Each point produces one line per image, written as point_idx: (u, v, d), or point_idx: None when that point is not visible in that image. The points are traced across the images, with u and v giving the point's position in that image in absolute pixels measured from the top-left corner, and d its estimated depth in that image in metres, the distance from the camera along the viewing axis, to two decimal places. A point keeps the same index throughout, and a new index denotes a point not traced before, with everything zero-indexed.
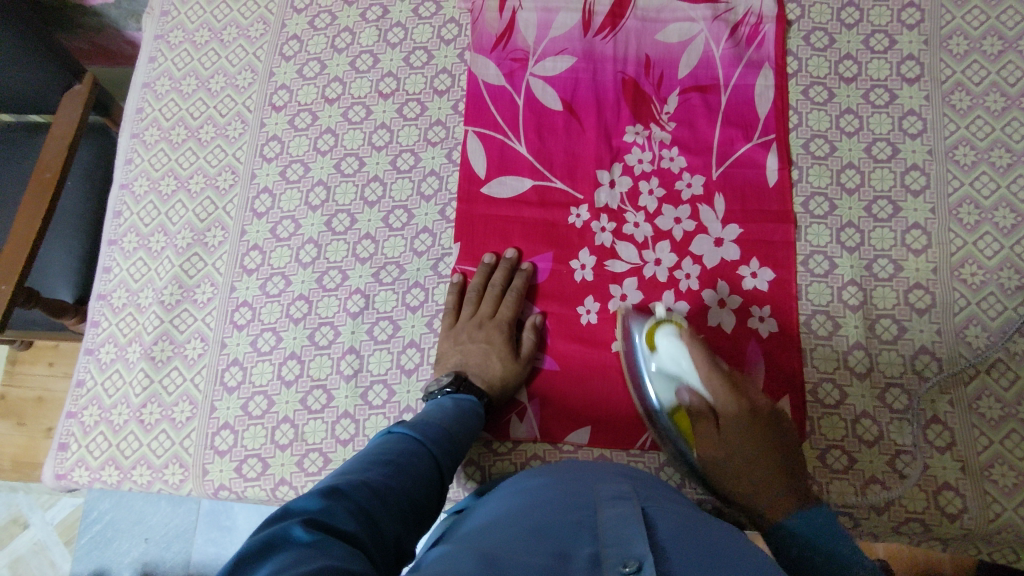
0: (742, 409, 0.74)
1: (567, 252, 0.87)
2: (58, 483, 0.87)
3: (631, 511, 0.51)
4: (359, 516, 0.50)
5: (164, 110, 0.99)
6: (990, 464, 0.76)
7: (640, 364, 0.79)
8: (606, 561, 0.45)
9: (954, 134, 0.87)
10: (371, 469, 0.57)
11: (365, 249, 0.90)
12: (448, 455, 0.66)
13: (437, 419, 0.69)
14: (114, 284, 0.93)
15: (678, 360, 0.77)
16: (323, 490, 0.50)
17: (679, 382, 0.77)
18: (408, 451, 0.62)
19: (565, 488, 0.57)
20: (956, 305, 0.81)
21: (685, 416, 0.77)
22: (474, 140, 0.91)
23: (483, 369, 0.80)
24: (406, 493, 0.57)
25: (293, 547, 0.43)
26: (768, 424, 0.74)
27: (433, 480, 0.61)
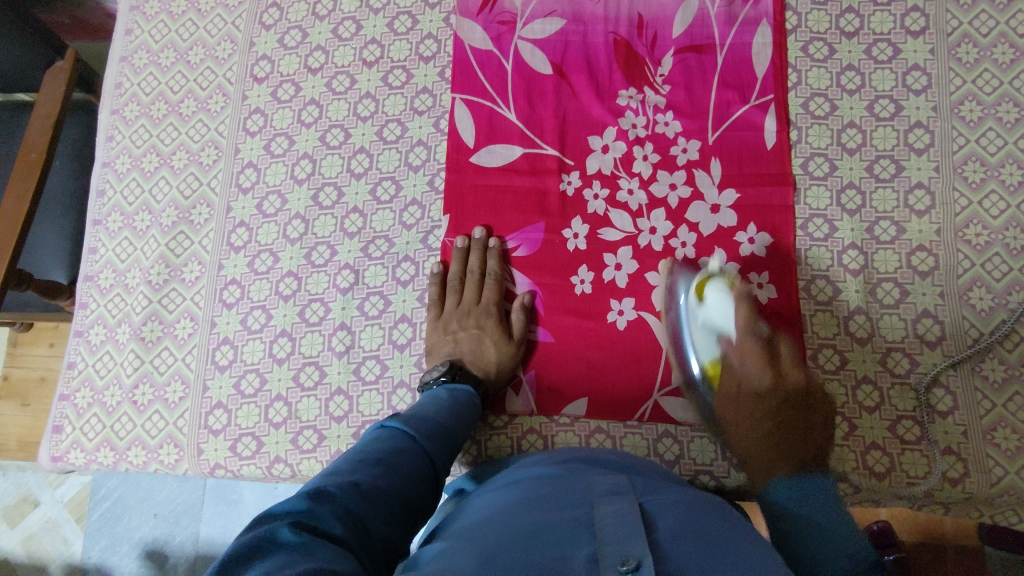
0: (769, 372, 0.71)
1: (559, 221, 0.84)
2: (55, 465, 0.87)
3: (629, 507, 0.49)
4: (346, 519, 0.49)
5: (143, 85, 0.96)
6: (992, 427, 0.75)
7: (680, 319, 0.78)
8: (604, 560, 0.44)
9: (960, 89, 0.84)
10: (359, 471, 0.55)
11: (354, 223, 0.88)
12: (442, 452, 0.65)
13: (431, 413, 0.68)
14: (100, 264, 0.91)
15: (720, 315, 0.75)
16: (308, 494, 0.50)
17: (715, 332, 0.75)
18: (399, 449, 0.60)
19: (559, 484, 0.56)
20: (960, 267, 0.79)
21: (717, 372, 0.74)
22: (461, 108, 0.89)
23: (477, 356, 0.79)
24: (396, 493, 0.56)
25: (282, 550, 0.43)
26: (799, 407, 0.69)
27: (425, 478, 0.60)
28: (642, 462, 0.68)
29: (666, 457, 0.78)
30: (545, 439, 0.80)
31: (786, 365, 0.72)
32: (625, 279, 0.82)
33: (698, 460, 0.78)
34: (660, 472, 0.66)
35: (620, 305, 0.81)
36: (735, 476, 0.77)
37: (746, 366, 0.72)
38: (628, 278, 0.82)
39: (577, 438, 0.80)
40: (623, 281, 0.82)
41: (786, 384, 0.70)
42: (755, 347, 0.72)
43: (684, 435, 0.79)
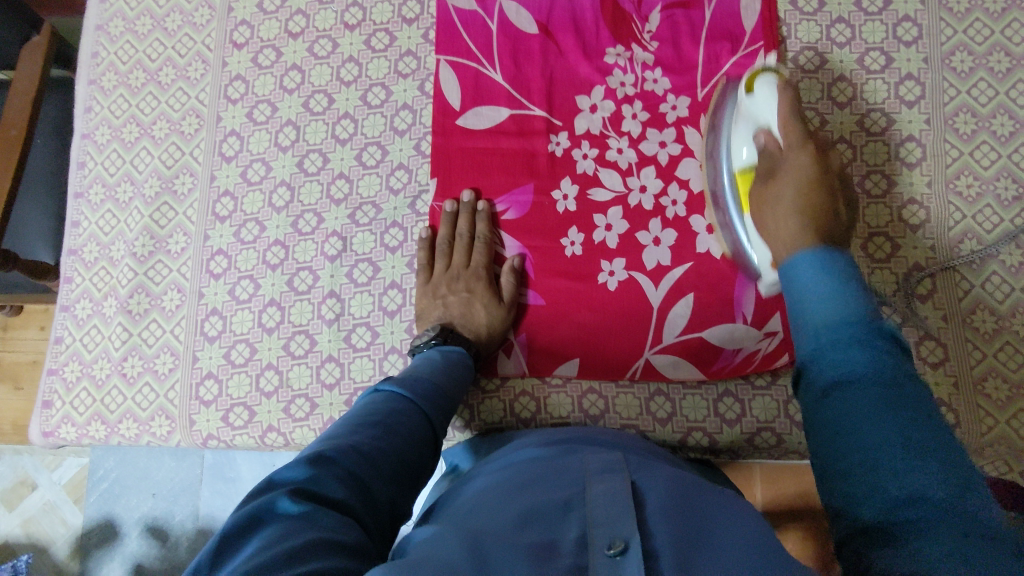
0: (804, 157, 0.64)
1: (549, 183, 0.83)
2: (46, 440, 0.86)
3: (621, 484, 0.48)
4: (348, 482, 0.49)
5: (120, 54, 0.94)
6: (983, 378, 0.75)
7: (725, 127, 0.76)
8: (593, 542, 0.43)
9: (951, 39, 0.82)
10: (359, 433, 0.55)
11: (340, 189, 0.87)
12: (439, 413, 0.64)
13: (427, 376, 0.67)
14: (84, 238, 0.90)
15: (765, 103, 0.69)
16: (310, 457, 0.49)
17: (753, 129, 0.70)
18: (395, 410, 0.60)
19: (553, 465, 0.55)
20: (951, 219, 0.79)
21: (747, 177, 0.71)
22: (446, 70, 0.87)
23: (467, 319, 0.79)
24: (396, 453, 0.55)
25: (282, 520, 0.43)
26: (830, 193, 0.62)
27: (425, 438, 0.60)
28: (633, 441, 0.67)
29: (659, 416, 0.79)
30: (538, 402, 0.80)
31: (825, 156, 0.65)
32: (615, 240, 0.81)
33: (690, 417, 0.79)
34: (650, 452, 0.65)
35: (611, 266, 0.80)
36: (726, 432, 0.78)
37: (782, 152, 0.66)
38: (618, 238, 0.81)
39: (569, 399, 0.80)
40: (614, 242, 0.81)
41: (820, 172, 0.63)
42: (791, 141, 0.65)
43: (675, 393, 0.80)
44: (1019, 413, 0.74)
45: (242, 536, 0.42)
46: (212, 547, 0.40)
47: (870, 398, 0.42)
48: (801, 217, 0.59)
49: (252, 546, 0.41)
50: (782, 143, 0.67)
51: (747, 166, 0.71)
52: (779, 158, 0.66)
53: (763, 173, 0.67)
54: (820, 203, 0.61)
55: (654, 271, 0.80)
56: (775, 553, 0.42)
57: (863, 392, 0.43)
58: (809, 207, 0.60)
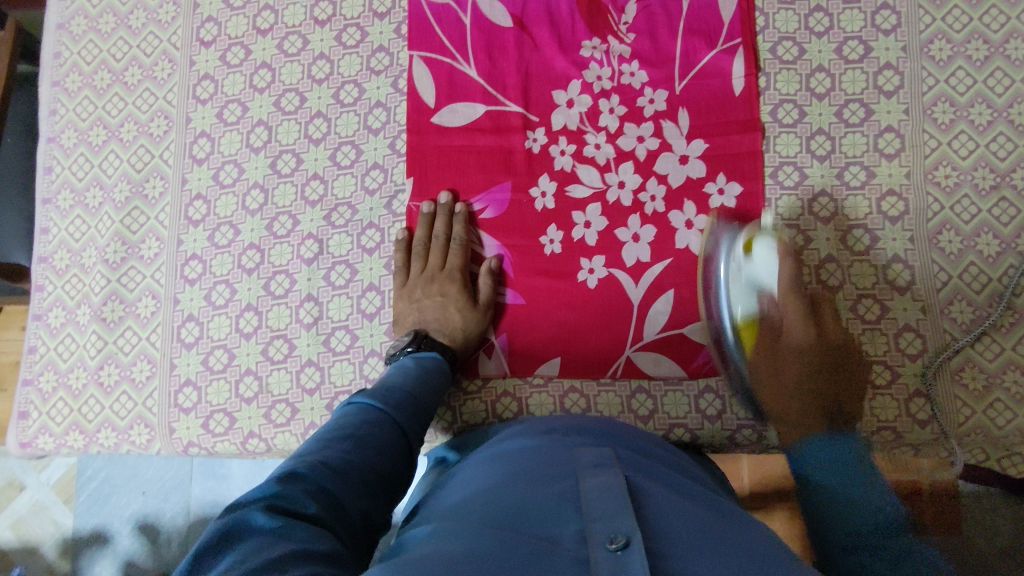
0: (809, 332, 0.69)
1: (526, 180, 0.82)
2: (24, 450, 0.85)
3: (615, 479, 0.48)
4: (320, 496, 0.49)
5: (83, 54, 0.91)
6: (961, 367, 0.75)
7: (719, 265, 0.75)
8: (593, 538, 0.42)
9: (929, 28, 0.81)
10: (329, 447, 0.55)
11: (315, 190, 0.85)
12: (414, 422, 0.64)
13: (401, 385, 0.67)
14: (54, 245, 0.88)
15: (767, 270, 0.72)
16: (281, 477, 0.49)
17: (755, 289, 0.73)
18: (370, 423, 0.60)
19: (545, 456, 0.54)
20: (930, 210, 0.79)
21: (751, 329, 0.73)
22: (420, 66, 0.85)
23: (443, 324, 0.78)
24: (371, 466, 0.55)
25: (255, 535, 0.43)
26: (830, 377, 0.68)
27: (400, 451, 0.60)
28: (623, 425, 0.67)
29: (640, 414, 0.79)
30: (520, 402, 0.80)
31: (824, 325, 0.71)
32: (594, 237, 0.81)
33: (672, 414, 0.78)
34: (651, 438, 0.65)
35: (591, 264, 0.80)
36: (708, 428, 0.78)
37: (789, 333, 0.70)
38: (598, 236, 0.80)
39: (550, 399, 0.80)
40: (593, 239, 0.80)
41: (823, 344, 0.70)
42: (795, 315, 0.70)
43: (657, 391, 0.79)
44: (996, 401, 0.75)
45: (215, 554, 0.42)
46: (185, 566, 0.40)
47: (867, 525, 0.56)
48: (812, 420, 0.64)
49: (225, 562, 0.41)
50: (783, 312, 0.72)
51: (745, 317, 0.73)
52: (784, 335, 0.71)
53: (769, 341, 0.71)
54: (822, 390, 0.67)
55: (633, 268, 0.80)
56: (769, 560, 0.41)
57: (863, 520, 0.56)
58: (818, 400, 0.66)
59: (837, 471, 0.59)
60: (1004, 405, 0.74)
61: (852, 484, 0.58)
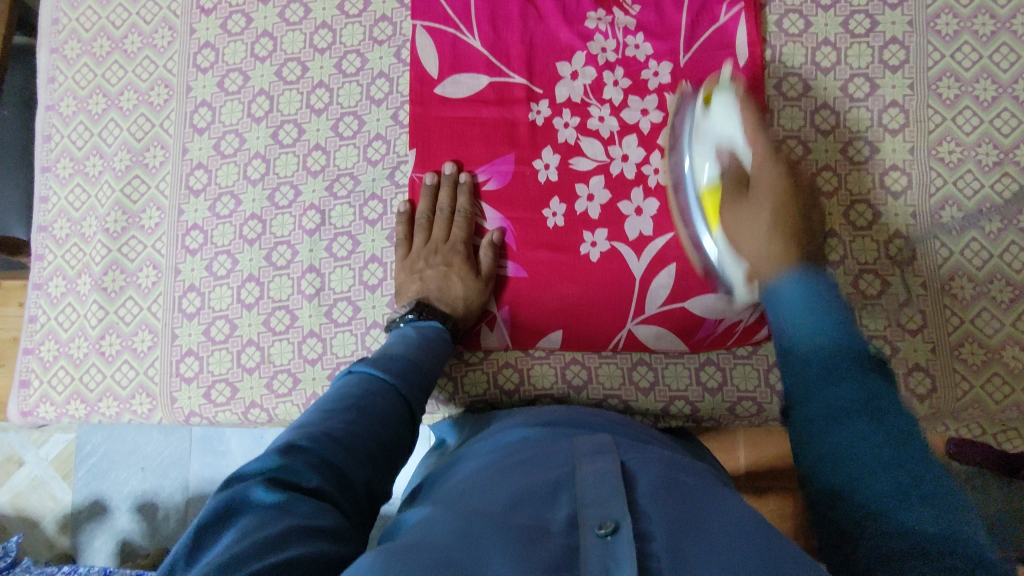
0: (776, 172, 0.67)
1: (529, 153, 0.82)
2: (26, 419, 0.85)
3: (610, 466, 0.48)
4: (323, 468, 0.49)
5: (82, 20, 0.90)
6: (960, 343, 0.76)
7: (683, 141, 0.77)
8: (584, 522, 0.42)
9: (936, 2, 0.81)
10: (331, 417, 0.55)
11: (317, 161, 0.85)
12: (416, 389, 0.64)
13: (402, 354, 0.67)
14: (54, 214, 0.88)
15: (725, 121, 0.73)
16: (281, 447, 0.49)
17: (714, 145, 0.73)
18: (372, 393, 0.60)
19: (544, 449, 0.54)
20: (932, 186, 0.79)
21: (714, 193, 0.72)
22: (423, 36, 0.84)
23: (444, 293, 0.78)
24: (372, 435, 0.55)
25: (254, 511, 0.44)
26: (799, 205, 0.66)
27: (402, 418, 0.60)
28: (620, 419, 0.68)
29: (641, 385, 0.80)
30: (521, 373, 0.81)
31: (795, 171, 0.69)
32: (598, 210, 0.80)
33: (673, 387, 0.80)
34: (645, 436, 0.65)
35: (594, 237, 0.80)
36: (708, 400, 0.79)
37: (756, 170, 0.68)
38: (601, 209, 0.80)
39: (552, 371, 0.81)
40: (596, 212, 0.80)
41: (790, 179, 0.67)
42: (761, 153, 0.69)
43: (657, 363, 0.80)
44: (993, 375, 0.75)
45: (217, 528, 0.43)
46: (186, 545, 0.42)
47: (851, 396, 0.48)
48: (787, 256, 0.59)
49: (225, 539, 0.42)
50: (747, 160, 0.70)
51: (712, 183, 0.72)
52: (749, 174, 0.69)
53: (734, 189, 0.69)
54: (790, 220, 0.63)
55: (636, 241, 0.80)
56: (762, 534, 0.40)
57: (845, 393, 0.48)
58: (779, 225, 0.62)
59: (801, 308, 0.54)
60: (1002, 379, 0.75)
61: (821, 319, 0.52)
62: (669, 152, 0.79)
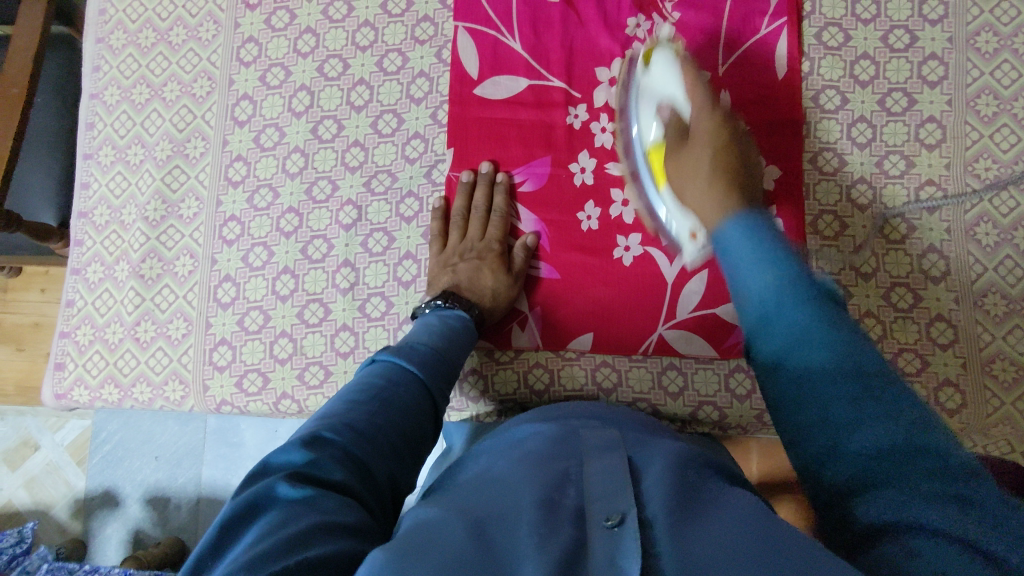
0: (710, 111, 0.70)
1: (566, 156, 0.83)
2: (59, 402, 0.87)
3: (618, 459, 0.48)
4: (345, 462, 0.50)
5: (129, 12, 0.92)
6: (991, 360, 0.76)
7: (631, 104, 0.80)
8: (591, 516, 0.42)
9: (977, 19, 0.81)
10: (355, 409, 0.55)
11: (355, 157, 0.86)
12: (440, 382, 0.65)
13: (425, 344, 0.67)
14: (94, 200, 0.89)
15: (663, 78, 0.75)
16: (305, 439, 0.50)
17: (659, 99, 0.75)
18: (396, 384, 0.60)
19: (549, 437, 0.54)
20: (968, 202, 0.79)
21: (659, 150, 0.75)
22: (464, 37, 0.85)
23: (474, 285, 0.78)
24: (394, 428, 0.56)
25: (280, 505, 0.44)
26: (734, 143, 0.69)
27: (424, 411, 0.61)
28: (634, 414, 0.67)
29: (670, 390, 0.80)
30: (551, 373, 0.81)
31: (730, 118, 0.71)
32: (632, 215, 0.81)
33: (702, 392, 0.80)
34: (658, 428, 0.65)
35: (627, 242, 0.81)
36: (736, 407, 0.79)
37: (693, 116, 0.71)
38: (635, 214, 0.81)
39: (582, 372, 0.81)
40: (630, 217, 0.81)
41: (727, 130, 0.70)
42: (699, 102, 0.71)
43: (687, 368, 0.80)
44: None
45: (243, 523, 0.44)
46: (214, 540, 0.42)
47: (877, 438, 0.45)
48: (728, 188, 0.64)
49: (250, 535, 0.42)
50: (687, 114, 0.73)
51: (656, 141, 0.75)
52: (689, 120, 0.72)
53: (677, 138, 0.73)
54: (733, 158, 0.67)
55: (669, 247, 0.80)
56: (767, 528, 0.40)
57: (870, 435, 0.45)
58: (726, 166, 0.66)
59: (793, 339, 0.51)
60: None
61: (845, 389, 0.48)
62: (619, 116, 0.82)
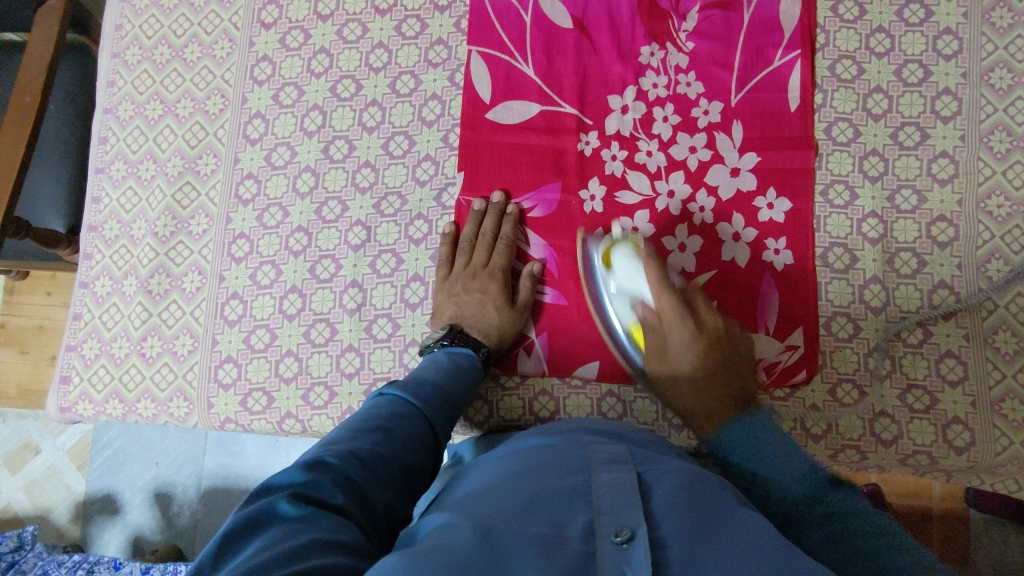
0: (686, 334, 0.72)
1: (576, 182, 0.83)
2: (63, 415, 0.87)
3: (627, 476, 0.48)
4: (347, 487, 0.49)
5: (145, 28, 0.93)
6: (1000, 398, 0.75)
7: (595, 274, 0.78)
8: (600, 529, 0.42)
9: (991, 55, 0.81)
10: (358, 438, 0.55)
11: (366, 177, 0.86)
12: (442, 417, 0.65)
13: (431, 378, 0.68)
14: (104, 214, 0.89)
15: (631, 279, 0.74)
16: (308, 463, 0.50)
17: (630, 298, 0.75)
18: (399, 417, 0.60)
19: (557, 451, 0.53)
20: (979, 238, 0.79)
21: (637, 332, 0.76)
22: (478, 61, 0.86)
23: (479, 320, 0.78)
24: (396, 459, 0.56)
25: (279, 524, 0.44)
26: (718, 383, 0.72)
27: (426, 445, 0.61)
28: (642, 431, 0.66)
29: (676, 421, 0.79)
30: (557, 401, 0.80)
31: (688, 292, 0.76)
32: None
33: None
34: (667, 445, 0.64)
35: None
36: None
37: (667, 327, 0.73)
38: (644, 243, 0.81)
39: (588, 400, 0.80)
40: None
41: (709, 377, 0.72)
42: (670, 311, 0.73)
43: None
44: None
45: (242, 539, 0.43)
46: (212, 551, 0.41)
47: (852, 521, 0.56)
48: (724, 408, 0.71)
49: (250, 547, 0.42)
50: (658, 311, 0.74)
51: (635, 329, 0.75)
52: (662, 326, 0.74)
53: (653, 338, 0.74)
54: (715, 358, 0.73)
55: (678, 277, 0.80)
56: (778, 549, 0.40)
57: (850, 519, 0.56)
58: (713, 367, 0.72)
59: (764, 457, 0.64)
60: None
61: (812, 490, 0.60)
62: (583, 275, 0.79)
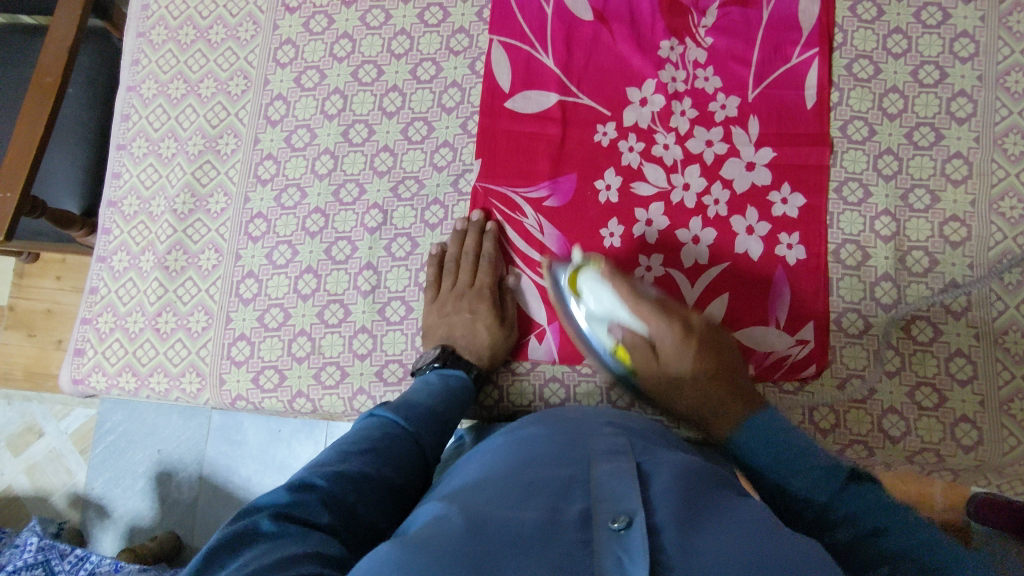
0: (675, 331, 0.71)
1: (592, 171, 0.83)
2: (75, 388, 0.87)
3: (626, 463, 0.46)
4: (333, 506, 0.50)
5: (170, 9, 0.94)
6: (1010, 398, 0.75)
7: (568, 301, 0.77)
8: (597, 516, 0.41)
9: (1007, 59, 0.82)
10: (348, 455, 0.56)
11: (384, 162, 0.87)
12: (433, 431, 0.65)
13: (422, 394, 0.68)
14: (125, 190, 0.91)
15: (599, 303, 0.74)
16: (295, 482, 0.50)
17: (606, 323, 0.75)
18: (387, 432, 0.61)
19: (556, 442, 0.52)
20: (992, 239, 0.79)
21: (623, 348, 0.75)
22: (499, 51, 0.87)
23: (470, 340, 0.79)
24: (386, 475, 0.56)
25: (260, 541, 0.44)
26: (708, 338, 0.73)
27: (416, 461, 0.60)
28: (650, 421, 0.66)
29: None
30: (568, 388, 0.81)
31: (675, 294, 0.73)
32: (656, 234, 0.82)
33: None
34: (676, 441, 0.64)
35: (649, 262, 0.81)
36: None
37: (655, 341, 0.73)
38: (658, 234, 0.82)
39: (598, 388, 0.81)
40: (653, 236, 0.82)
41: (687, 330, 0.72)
42: (657, 330, 0.72)
43: None
44: None
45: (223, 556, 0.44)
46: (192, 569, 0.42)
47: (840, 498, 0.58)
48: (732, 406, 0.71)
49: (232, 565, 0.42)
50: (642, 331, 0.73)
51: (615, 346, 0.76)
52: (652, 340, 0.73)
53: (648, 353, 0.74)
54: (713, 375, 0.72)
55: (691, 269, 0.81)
56: (771, 536, 0.39)
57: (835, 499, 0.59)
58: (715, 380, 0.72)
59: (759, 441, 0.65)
60: None
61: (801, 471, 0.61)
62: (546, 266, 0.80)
